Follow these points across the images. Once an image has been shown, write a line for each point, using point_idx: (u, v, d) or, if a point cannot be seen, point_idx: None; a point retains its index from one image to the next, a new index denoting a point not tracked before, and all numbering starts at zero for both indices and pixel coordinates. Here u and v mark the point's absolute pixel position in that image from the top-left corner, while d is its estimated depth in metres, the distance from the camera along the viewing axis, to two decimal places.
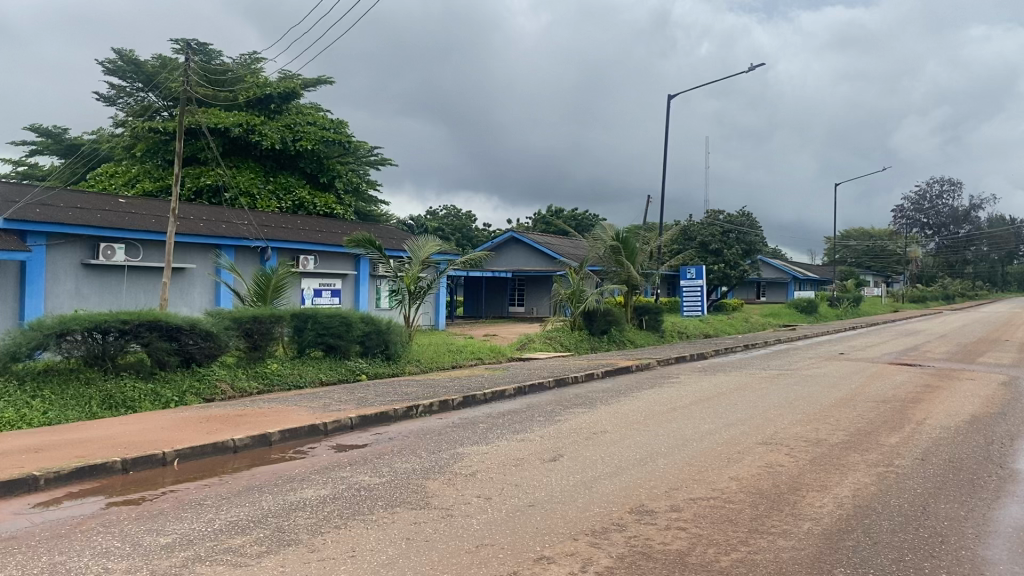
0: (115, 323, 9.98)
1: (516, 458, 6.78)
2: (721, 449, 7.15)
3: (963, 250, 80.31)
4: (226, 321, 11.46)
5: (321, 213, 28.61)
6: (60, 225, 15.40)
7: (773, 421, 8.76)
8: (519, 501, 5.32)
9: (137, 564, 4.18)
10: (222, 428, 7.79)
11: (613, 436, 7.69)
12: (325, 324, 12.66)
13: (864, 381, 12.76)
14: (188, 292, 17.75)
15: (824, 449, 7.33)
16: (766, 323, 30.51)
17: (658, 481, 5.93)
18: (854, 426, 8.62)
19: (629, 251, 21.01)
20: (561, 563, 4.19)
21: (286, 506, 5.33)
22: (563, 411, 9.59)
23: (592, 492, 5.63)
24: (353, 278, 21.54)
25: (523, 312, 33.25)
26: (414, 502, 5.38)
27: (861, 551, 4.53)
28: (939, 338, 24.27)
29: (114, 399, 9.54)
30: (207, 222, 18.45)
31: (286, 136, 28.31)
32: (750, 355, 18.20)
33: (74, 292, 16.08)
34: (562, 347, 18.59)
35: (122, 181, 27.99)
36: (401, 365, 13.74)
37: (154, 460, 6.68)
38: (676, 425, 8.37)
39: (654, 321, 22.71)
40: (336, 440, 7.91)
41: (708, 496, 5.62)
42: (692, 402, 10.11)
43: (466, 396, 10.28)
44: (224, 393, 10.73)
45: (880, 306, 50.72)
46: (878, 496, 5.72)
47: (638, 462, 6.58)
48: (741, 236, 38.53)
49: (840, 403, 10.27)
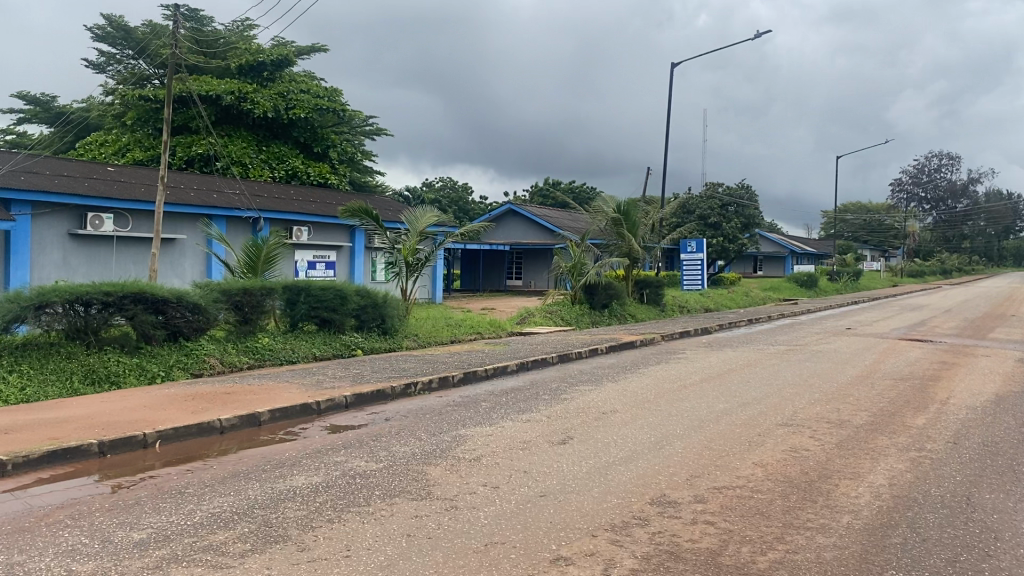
0: (98, 296, 9.47)
1: (523, 440, 6.34)
2: (740, 431, 6.72)
3: (961, 225, 79.82)
4: (214, 293, 10.96)
5: (315, 183, 27.96)
6: (45, 193, 14.82)
7: (790, 400, 8.32)
8: (528, 491, 4.88)
9: (105, 565, 3.72)
10: (208, 406, 7.33)
11: (623, 416, 7.24)
12: (319, 297, 12.16)
13: (877, 357, 12.35)
14: (178, 263, 17.23)
15: (848, 432, 6.91)
16: (767, 296, 30.09)
17: (678, 468, 5.48)
18: (876, 406, 8.19)
19: (631, 224, 20.50)
20: (581, 566, 3.75)
21: (275, 496, 4.87)
22: (568, 388, 9.15)
23: (608, 479, 5.18)
24: (349, 250, 21.02)
25: (521, 285, 32.82)
26: (414, 491, 4.92)
27: (911, 551, 4.10)
28: (944, 313, 23.92)
29: (97, 375, 9.08)
30: (198, 192, 17.90)
31: (279, 104, 27.57)
32: (755, 329, 17.79)
33: (61, 263, 15.55)
34: (562, 322, 18.14)
35: (112, 150, 27.34)
36: (398, 339, 13.28)
37: (134, 442, 6.21)
38: (689, 404, 7.92)
39: (655, 295, 22.24)
40: (330, 421, 7.46)
41: (734, 484, 5.17)
42: (702, 379, 9.68)
43: (466, 373, 9.83)
44: (212, 368, 10.27)
45: (877, 280, 50.32)
46: (917, 485, 5.30)
47: (653, 445, 6.14)
48: (741, 209, 38.00)
49: (856, 381, 9.83)
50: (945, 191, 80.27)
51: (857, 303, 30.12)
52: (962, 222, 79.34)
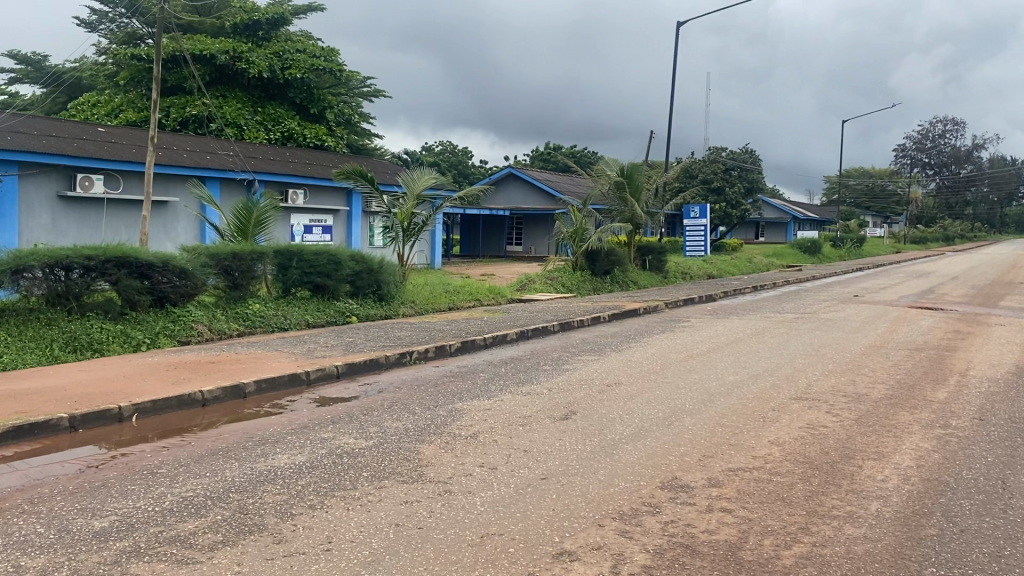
0: (79, 260, 9.06)
1: (523, 415, 5.95)
2: (754, 406, 6.34)
3: (964, 190, 78.97)
4: (203, 257, 10.54)
5: (311, 145, 27.36)
6: (32, 153, 14.34)
7: (803, 372, 7.94)
8: (529, 473, 4.50)
9: (58, 561, 3.34)
10: (191, 377, 6.93)
11: (630, 389, 6.87)
12: (312, 262, 11.73)
13: (888, 326, 11.98)
14: (171, 226, 16.76)
15: (867, 407, 6.54)
16: (770, 263, 29.63)
17: (691, 447, 5.10)
18: (894, 379, 7.83)
19: (633, 187, 20.02)
20: (587, 562, 3.36)
21: (255, 478, 4.48)
22: (571, 358, 8.79)
23: (616, 459, 4.79)
24: (346, 214, 20.54)
25: (521, 251, 32.40)
26: (405, 473, 4.53)
27: (951, 544, 3.72)
28: (951, 280, 23.53)
29: (78, 342, 8.67)
30: (191, 153, 17.41)
31: (274, 64, 26.89)
32: (760, 297, 17.39)
33: (50, 225, 15.08)
34: (563, 289, 17.73)
35: (105, 111, 26.70)
36: (395, 306, 12.85)
37: (109, 416, 5.84)
38: (697, 376, 7.54)
39: (658, 260, 21.84)
40: (320, 392, 7.08)
41: (750, 466, 4.80)
42: (710, 349, 9.29)
43: (465, 341, 9.45)
44: (200, 335, 9.85)
45: (879, 246, 49.78)
46: (947, 467, 4.94)
47: (661, 421, 5.75)
48: (744, 174, 37.44)
49: (870, 352, 9.44)
50: (949, 157, 79.32)
51: (862, 270, 29.73)
52: (965, 188, 78.44)
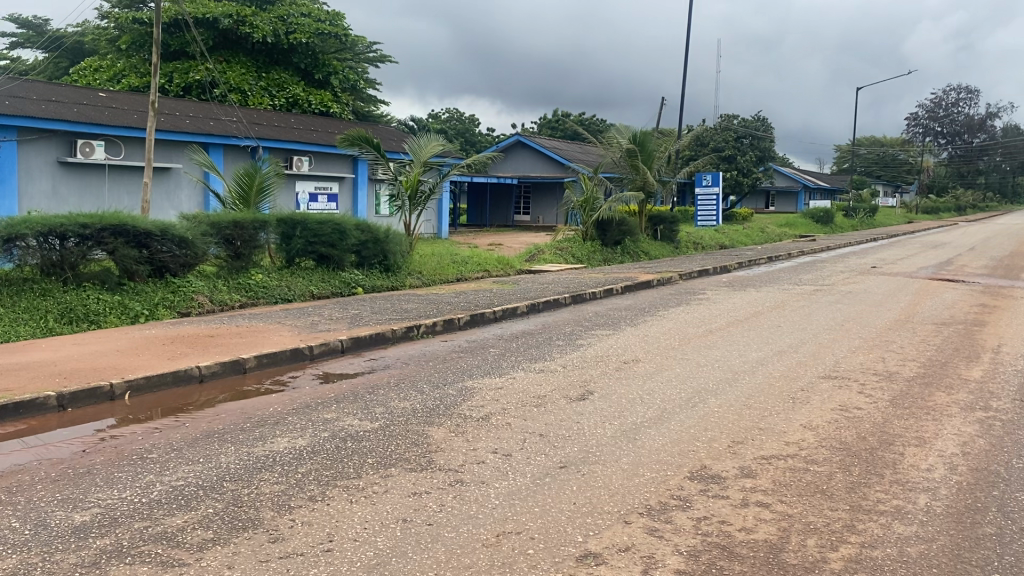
0: (74, 228, 8.71)
1: (536, 395, 5.63)
2: (780, 385, 6.01)
3: (977, 159, 77.73)
4: (203, 226, 10.19)
5: (316, 112, 26.84)
6: (30, 118, 13.96)
7: (828, 348, 7.58)
8: (546, 460, 4.17)
9: (30, 562, 3.03)
10: (189, 352, 6.61)
11: (648, 367, 6.52)
12: (316, 231, 11.37)
13: (911, 299, 11.57)
14: (174, 193, 16.39)
15: (901, 387, 6.19)
16: (783, 233, 29.14)
17: (718, 432, 4.76)
18: (925, 356, 7.45)
19: (645, 155, 19.55)
20: (615, 566, 3.03)
21: (252, 464, 4.17)
22: (585, 332, 8.45)
23: (639, 445, 4.46)
24: (352, 181, 20.10)
25: (529, 221, 31.98)
26: (413, 460, 4.20)
27: (1013, 545, 3.38)
28: (968, 251, 23.05)
29: (74, 313, 8.34)
30: (193, 119, 16.99)
31: (278, 28, 26.27)
32: (776, 268, 16.98)
33: (50, 191, 14.72)
34: (573, 259, 17.35)
35: (107, 77, 26.17)
36: (402, 277, 12.49)
37: (99, 394, 5.53)
38: (719, 352, 7.19)
39: (670, 231, 21.41)
40: (323, 368, 6.76)
41: (784, 453, 4.47)
42: (729, 323, 8.92)
43: (474, 315, 9.11)
44: (201, 306, 9.51)
45: (891, 216, 49.02)
46: (996, 455, 4.59)
47: (685, 402, 5.40)
48: (756, 142, 36.79)
49: (895, 327, 9.06)
50: (961, 126, 77.79)
51: (877, 241, 29.25)
52: (979, 157, 77.16)
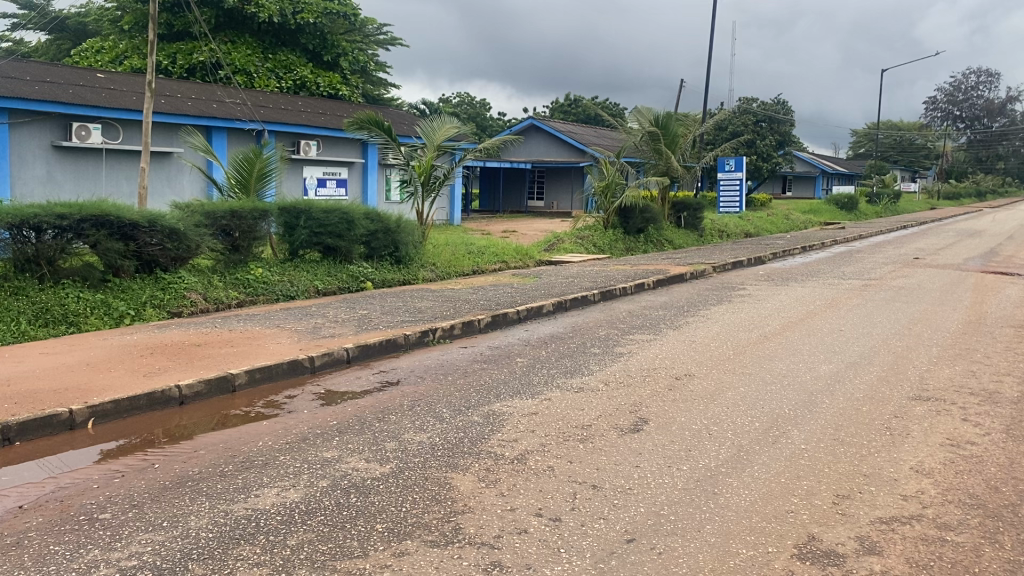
0: (49, 219, 7.72)
1: (580, 424, 4.66)
2: (871, 411, 5.03)
3: (995, 144, 75.22)
4: (197, 216, 9.27)
5: (324, 94, 25.81)
6: (21, 99, 13.04)
7: (906, 360, 6.57)
8: (607, 529, 3.22)
9: None
10: (170, 367, 5.68)
11: (706, 385, 5.56)
12: (321, 221, 10.45)
13: (973, 296, 10.48)
14: (175, 179, 15.47)
15: (1011, 411, 5.20)
16: (809, 220, 27.97)
17: (816, 482, 3.81)
18: (1021, 368, 6.43)
19: (669, 137, 18.53)
20: None
21: (229, 533, 3.23)
22: (620, 337, 7.51)
23: (723, 506, 3.49)
24: (361, 166, 19.12)
25: (543, 207, 30.96)
26: (436, 529, 3.24)
27: None
28: (1009, 239, 21.77)
29: (50, 315, 7.39)
30: (195, 101, 16.06)
31: (285, 7, 25.00)
32: (811, 259, 15.96)
33: (45, 177, 13.82)
34: (594, 248, 16.35)
35: (109, 58, 25.21)
36: (414, 270, 11.52)
37: (56, 423, 4.61)
38: (782, 365, 6.22)
39: (694, 218, 20.33)
40: (325, 384, 5.82)
41: (907, 515, 3.50)
42: (783, 327, 7.92)
43: (496, 317, 8.14)
44: (194, 305, 8.56)
45: (913, 202, 47.60)
46: None
47: (764, 437, 4.44)
48: (775, 125, 35.69)
49: (969, 331, 7.98)
50: (981, 110, 75.09)
51: (906, 228, 28.05)
52: (998, 143, 75.01)
